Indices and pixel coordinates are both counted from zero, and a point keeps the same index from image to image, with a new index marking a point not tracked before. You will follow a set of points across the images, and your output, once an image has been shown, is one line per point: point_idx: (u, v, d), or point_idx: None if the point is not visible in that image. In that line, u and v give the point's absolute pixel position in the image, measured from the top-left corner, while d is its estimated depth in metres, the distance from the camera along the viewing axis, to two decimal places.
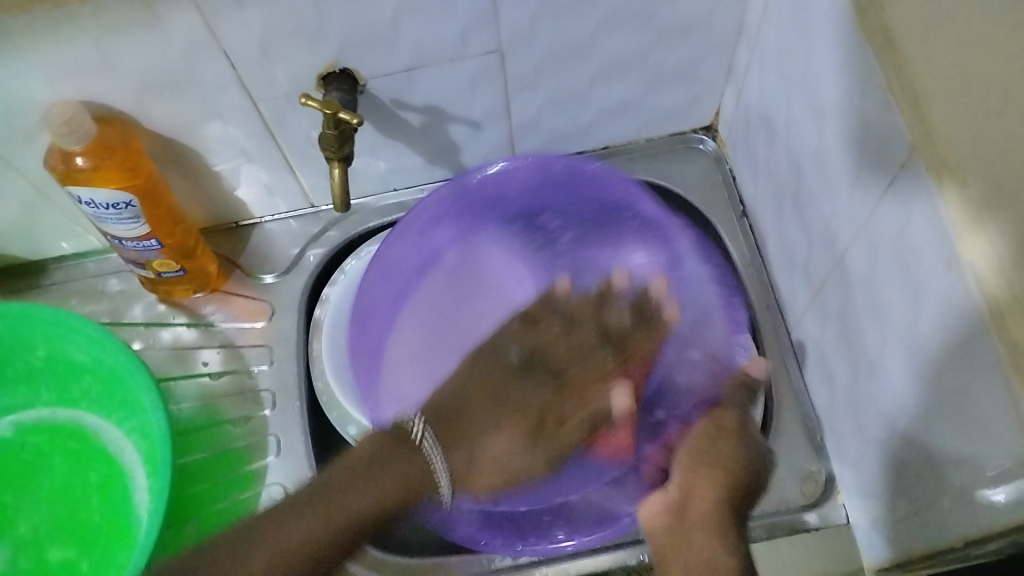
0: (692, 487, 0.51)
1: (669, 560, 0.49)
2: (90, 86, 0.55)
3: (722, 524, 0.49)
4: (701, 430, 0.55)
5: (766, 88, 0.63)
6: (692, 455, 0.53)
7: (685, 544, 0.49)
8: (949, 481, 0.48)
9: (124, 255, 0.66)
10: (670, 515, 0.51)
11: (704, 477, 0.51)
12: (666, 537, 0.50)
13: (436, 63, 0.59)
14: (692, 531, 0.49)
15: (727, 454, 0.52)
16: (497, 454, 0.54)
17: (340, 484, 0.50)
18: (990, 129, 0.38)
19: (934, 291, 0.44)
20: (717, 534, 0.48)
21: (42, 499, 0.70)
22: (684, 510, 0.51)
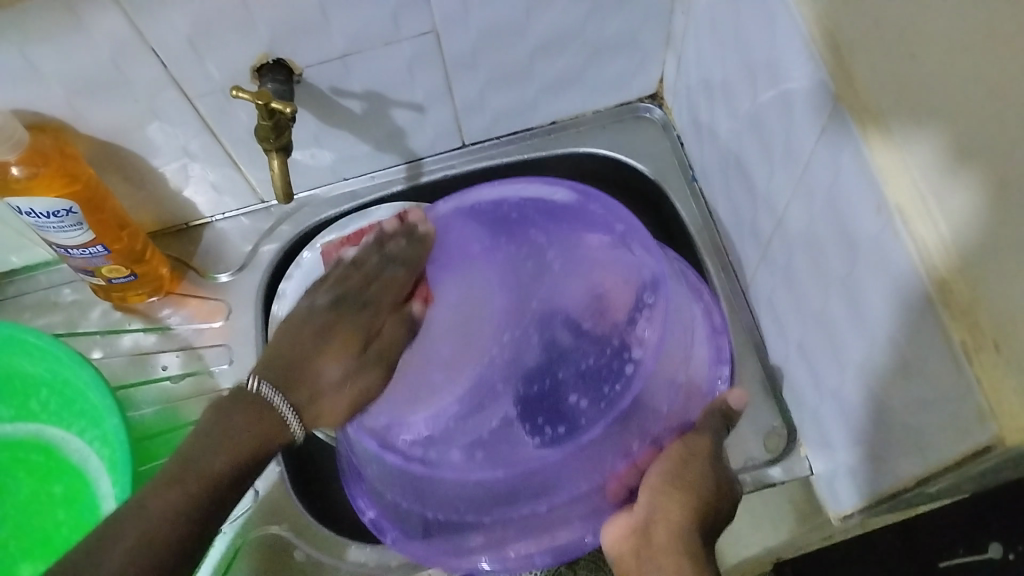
0: (658, 515, 0.54)
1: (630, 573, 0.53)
2: (19, 94, 0.54)
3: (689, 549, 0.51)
4: (673, 450, 0.58)
5: (702, 51, 0.63)
6: (659, 480, 0.56)
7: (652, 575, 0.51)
8: (897, 424, 0.49)
9: (73, 264, 0.66)
10: (634, 538, 0.55)
11: (674, 500, 0.54)
12: (631, 556, 0.54)
13: (371, 48, 0.59)
14: (658, 554, 0.52)
15: (695, 473, 0.56)
16: (305, 403, 0.60)
17: (203, 442, 0.52)
18: (904, 71, 0.39)
19: (868, 237, 0.45)
20: (679, 554, 0.51)
21: (9, 517, 0.70)
22: (648, 529, 0.54)
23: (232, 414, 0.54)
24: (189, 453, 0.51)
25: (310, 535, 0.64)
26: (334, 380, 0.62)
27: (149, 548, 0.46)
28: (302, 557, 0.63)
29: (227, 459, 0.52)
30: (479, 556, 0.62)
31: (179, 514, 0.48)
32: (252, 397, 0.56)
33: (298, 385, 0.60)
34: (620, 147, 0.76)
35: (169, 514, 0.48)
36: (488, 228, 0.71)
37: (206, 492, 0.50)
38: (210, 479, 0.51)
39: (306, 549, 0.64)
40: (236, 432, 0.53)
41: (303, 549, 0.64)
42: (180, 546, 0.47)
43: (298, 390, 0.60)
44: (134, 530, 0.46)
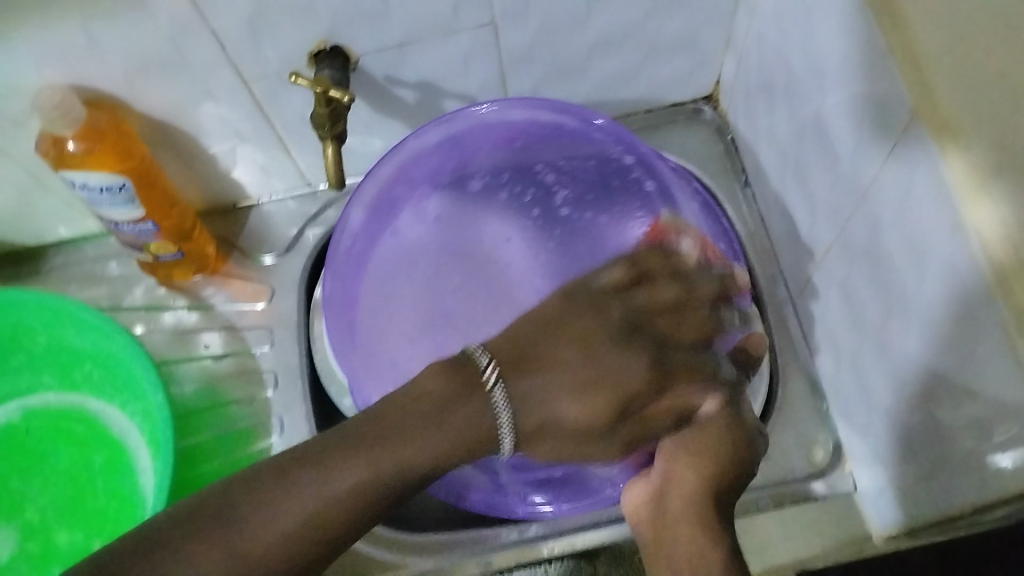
0: (676, 485, 0.49)
1: (650, 542, 0.50)
2: (79, 69, 0.54)
3: (709, 528, 0.47)
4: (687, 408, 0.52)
5: (765, 55, 0.61)
6: (678, 440, 0.51)
7: (670, 537, 0.48)
8: (955, 447, 0.47)
9: (121, 238, 0.66)
10: (651, 510, 0.51)
11: (688, 468, 0.49)
12: (650, 527, 0.50)
13: (429, 38, 0.58)
14: (676, 528, 0.48)
15: (709, 442, 0.50)
16: (423, 421, 0.44)
17: (332, 451, 0.42)
18: (987, 85, 0.37)
19: (938, 255, 0.43)
20: (695, 528, 0.47)
21: (47, 485, 0.70)
22: (665, 494, 0.50)
23: (396, 427, 0.44)
24: (325, 461, 0.42)
25: None
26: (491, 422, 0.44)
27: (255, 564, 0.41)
28: None
29: (348, 490, 0.42)
30: (510, 554, 0.63)
31: (334, 525, 0.42)
32: (371, 427, 0.43)
33: (421, 397, 0.44)
34: (672, 145, 0.74)
35: (324, 507, 0.41)
36: (449, 179, 0.70)
37: (313, 531, 0.41)
38: (320, 518, 0.41)
39: None
40: (388, 462, 0.43)
41: None
42: (315, 554, 0.42)
43: (411, 426, 0.44)
44: (251, 538, 0.40)
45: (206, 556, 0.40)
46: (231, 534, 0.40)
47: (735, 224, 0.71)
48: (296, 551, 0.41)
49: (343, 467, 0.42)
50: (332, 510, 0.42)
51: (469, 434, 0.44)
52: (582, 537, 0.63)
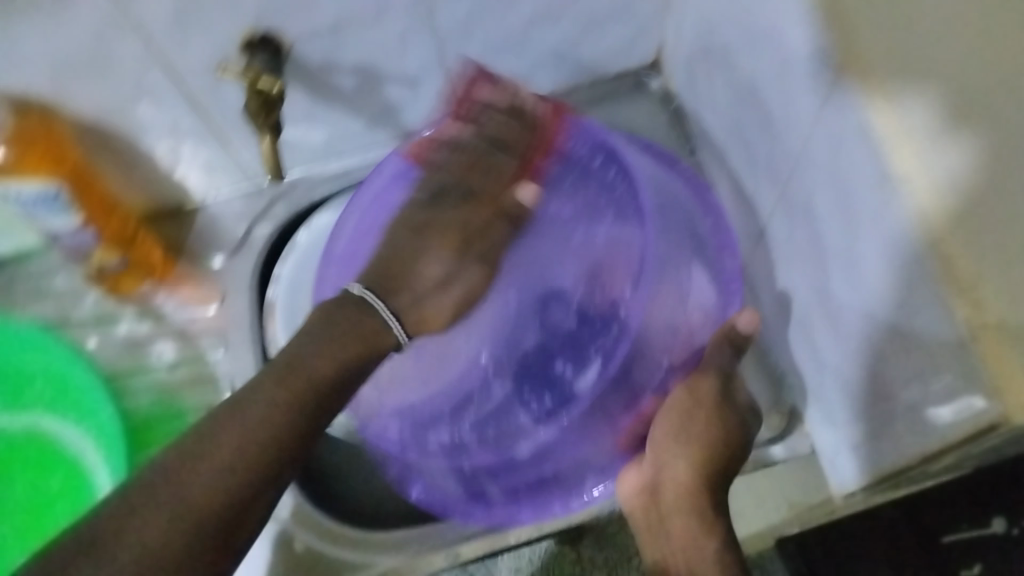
0: (671, 476, 0.52)
1: (647, 530, 0.53)
2: (2, 74, 0.53)
3: (711, 522, 0.50)
4: (676, 402, 0.55)
5: (702, 20, 0.62)
6: (671, 441, 0.54)
7: (665, 525, 0.51)
8: (898, 400, 0.48)
9: (64, 247, 0.65)
10: (645, 497, 0.53)
11: (682, 460, 0.52)
12: (645, 519, 0.53)
13: (361, 23, 0.58)
14: (673, 517, 0.51)
15: (705, 432, 0.53)
16: (269, 411, 0.45)
17: (223, 417, 0.45)
18: (905, 27, 0.38)
19: (867, 207, 0.44)
20: (691, 518, 0.50)
21: (6, 511, 0.68)
22: (658, 482, 0.53)
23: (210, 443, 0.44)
24: (238, 410, 0.45)
25: (309, 524, 0.63)
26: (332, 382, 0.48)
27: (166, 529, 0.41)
28: (300, 547, 0.63)
29: (269, 418, 0.45)
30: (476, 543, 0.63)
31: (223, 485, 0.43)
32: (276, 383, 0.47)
33: (260, 388, 0.46)
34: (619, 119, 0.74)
35: (208, 493, 0.42)
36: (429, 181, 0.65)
37: (258, 468, 0.44)
38: (259, 451, 0.44)
39: (305, 538, 0.63)
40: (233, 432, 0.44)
41: (302, 538, 0.63)
42: (208, 551, 0.42)
43: (256, 406, 0.45)
44: (152, 528, 0.41)
45: (186, 472, 0.43)
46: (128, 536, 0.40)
47: None
48: (239, 493, 0.43)
49: (205, 467, 0.43)
50: (261, 452, 0.44)
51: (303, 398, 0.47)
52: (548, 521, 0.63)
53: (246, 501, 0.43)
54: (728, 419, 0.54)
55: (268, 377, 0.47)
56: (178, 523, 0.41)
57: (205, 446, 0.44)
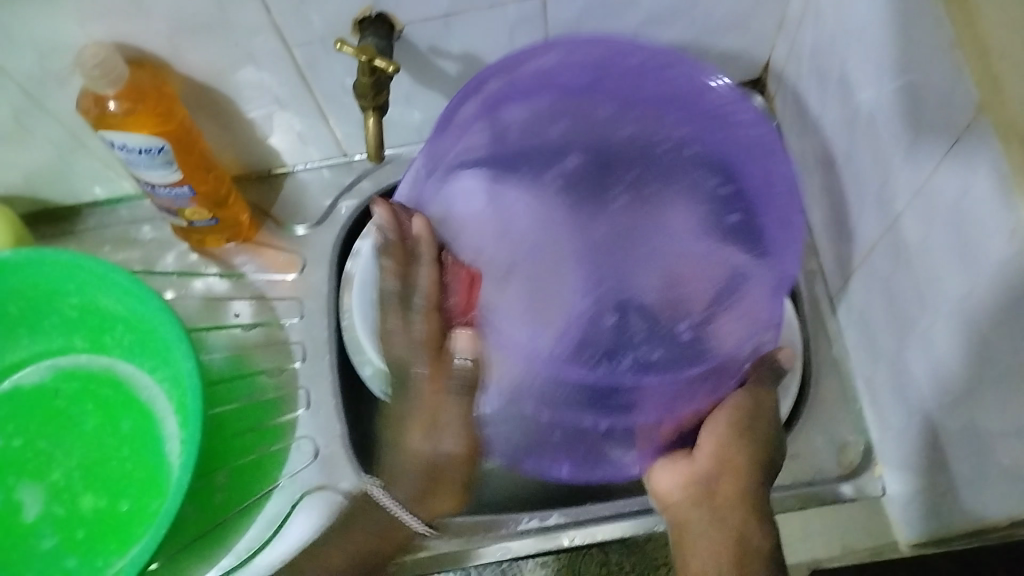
0: (724, 467, 0.55)
1: (687, 523, 0.54)
2: (122, 28, 0.53)
3: (753, 502, 0.53)
4: (734, 405, 0.57)
5: (820, 40, 0.60)
6: (726, 430, 0.56)
7: (714, 514, 0.53)
8: (994, 456, 0.46)
9: (157, 203, 0.66)
10: (692, 488, 0.55)
11: (736, 462, 0.54)
12: (690, 508, 0.54)
13: (475, 9, 0.57)
14: (724, 508, 0.53)
15: (758, 436, 0.56)
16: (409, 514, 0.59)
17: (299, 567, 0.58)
18: None
19: (992, 257, 0.42)
20: (745, 511, 0.52)
21: (75, 447, 0.70)
22: (711, 482, 0.55)
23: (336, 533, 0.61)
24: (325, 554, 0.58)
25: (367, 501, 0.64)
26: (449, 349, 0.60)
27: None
28: None
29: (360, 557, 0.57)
30: (529, 541, 0.62)
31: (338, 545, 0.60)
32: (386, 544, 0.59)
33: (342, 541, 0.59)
34: None
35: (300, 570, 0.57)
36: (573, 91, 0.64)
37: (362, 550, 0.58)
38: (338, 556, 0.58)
39: None
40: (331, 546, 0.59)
41: None
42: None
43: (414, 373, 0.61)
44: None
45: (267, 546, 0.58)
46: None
47: None
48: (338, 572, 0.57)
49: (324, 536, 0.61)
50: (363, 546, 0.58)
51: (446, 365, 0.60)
52: (603, 530, 0.62)
53: None
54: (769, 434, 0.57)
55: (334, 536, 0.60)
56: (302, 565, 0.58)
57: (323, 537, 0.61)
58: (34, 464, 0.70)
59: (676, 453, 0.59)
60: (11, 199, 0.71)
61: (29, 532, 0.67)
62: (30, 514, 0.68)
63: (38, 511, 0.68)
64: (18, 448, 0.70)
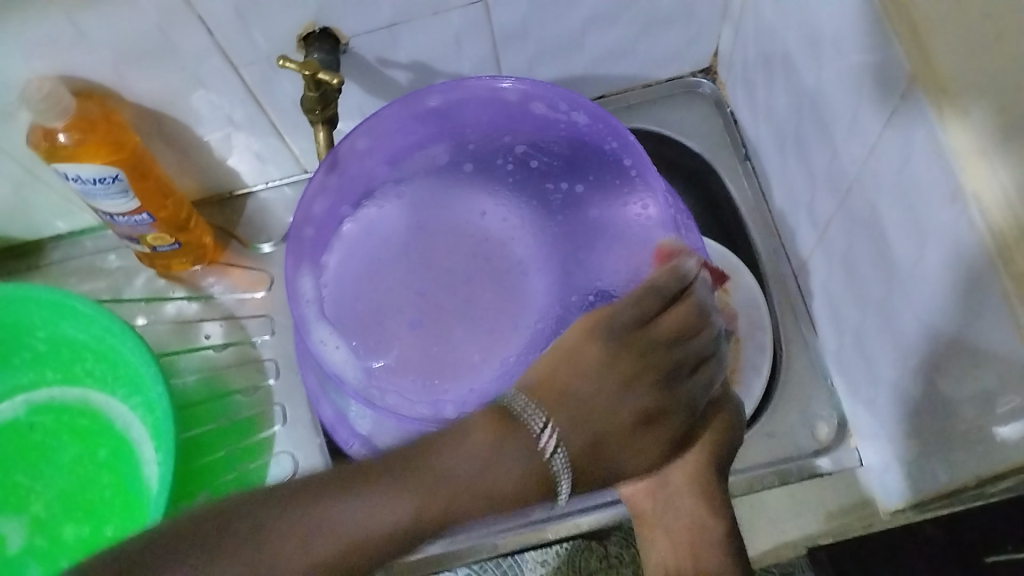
0: (679, 460, 0.54)
1: (651, 519, 0.57)
2: (67, 60, 0.53)
3: (710, 495, 0.53)
4: None
5: (762, 24, 0.61)
6: None
7: (675, 510, 0.55)
8: (958, 419, 0.47)
9: (118, 231, 0.66)
10: (649, 483, 0.56)
11: None
12: (651, 507, 0.56)
13: (419, 18, 0.58)
14: (678, 499, 0.55)
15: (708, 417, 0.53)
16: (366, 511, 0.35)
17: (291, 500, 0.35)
18: (977, 47, 0.37)
19: (938, 225, 0.42)
20: (701, 505, 0.53)
21: (53, 478, 0.70)
22: (666, 478, 0.54)
23: (478, 450, 0.38)
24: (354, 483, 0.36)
25: None
26: (628, 416, 0.40)
27: (314, 569, 0.34)
28: None
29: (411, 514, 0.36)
30: (515, 540, 0.63)
31: (458, 474, 0.37)
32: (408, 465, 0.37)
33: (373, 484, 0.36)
34: (670, 122, 0.74)
35: (351, 541, 0.35)
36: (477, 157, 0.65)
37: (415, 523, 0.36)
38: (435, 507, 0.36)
39: None
40: (446, 482, 0.37)
41: None
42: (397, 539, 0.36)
43: (579, 387, 0.40)
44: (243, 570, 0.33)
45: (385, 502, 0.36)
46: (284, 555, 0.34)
47: (734, 198, 0.71)
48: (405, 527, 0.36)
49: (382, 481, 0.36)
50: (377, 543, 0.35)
51: (667, 425, 0.41)
52: (587, 519, 0.63)
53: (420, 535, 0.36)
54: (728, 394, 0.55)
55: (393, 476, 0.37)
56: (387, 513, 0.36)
57: (430, 439, 0.39)
58: (13, 497, 0.70)
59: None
60: None
61: (12, 565, 0.67)
62: (14, 547, 0.68)
63: (21, 544, 0.68)
64: None
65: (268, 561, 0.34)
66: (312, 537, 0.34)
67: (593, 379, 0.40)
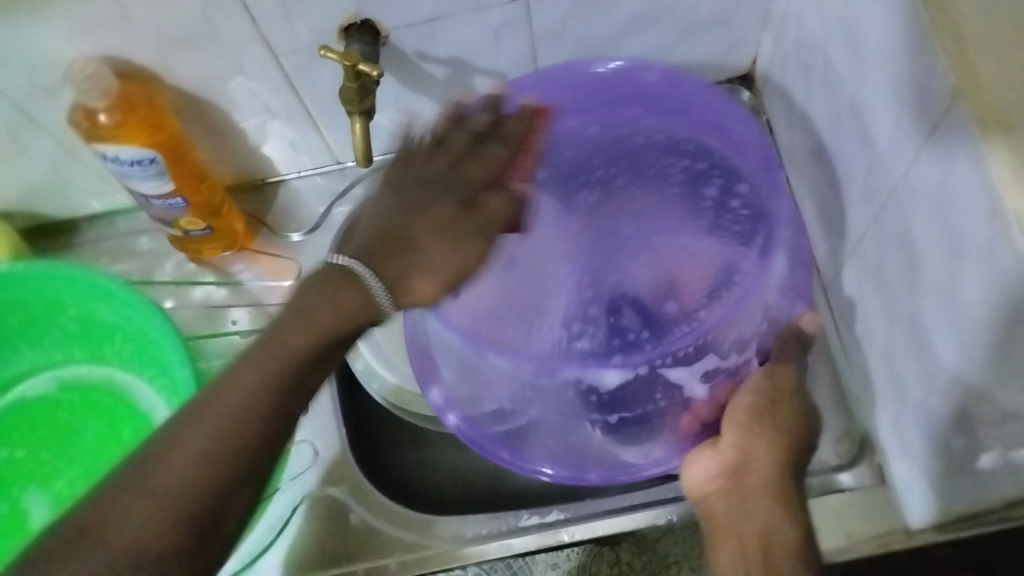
0: (750, 456, 0.52)
1: (717, 517, 0.52)
2: (110, 42, 0.54)
3: (783, 496, 0.50)
4: (756, 390, 0.54)
5: (803, 33, 0.60)
6: (745, 420, 0.53)
7: (744, 508, 0.51)
8: (988, 438, 0.46)
9: (151, 213, 0.67)
10: (726, 482, 0.53)
11: (764, 445, 0.52)
12: (722, 502, 0.52)
13: (459, 14, 0.58)
14: (752, 501, 0.50)
15: (788, 422, 0.53)
16: (252, 388, 0.42)
17: (194, 408, 0.41)
18: None
19: (975, 243, 0.42)
20: (773, 508, 0.49)
21: (77, 457, 0.71)
22: (743, 476, 0.52)
23: (324, 288, 0.46)
24: (222, 433, 0.41)
25: (368, 501, 0.64)
26: (498, 215, 0.53)
27: (168, 509, 0.38)
28: (357, 520, 0.64)
29: (213, 437, 0.40)
30: (531, 538, 0.62)
31: (187, 483, 0.39)
32: (381, 252, 0.48)
33: (171, 453, 0.40)
34: None
35: (183, 484, 0.39)
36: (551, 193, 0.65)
37: (225, 445, 0.41)
38: (235, 430, 0.41)
39: (361, 513, 0.64)
40: (299, 317, 0.45)
41: (359, 513, 0.64)
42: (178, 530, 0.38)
43: (425, 247, 0.49)
44: (174, 472, 0.39)
45: (170, 461, 0.39)
46: (110, 526, 0.37)
47: None
48: (210, 467, 0.40)
49: (235, 382, 0.42)
50: (218, 458, 0.40)
51: (485, 218, 0.52)
52: (604, 524, 0.62)
53: (247, 462, 0.41)
54: (798, 410, 0.53)
55: (272, 335, 0.45)
56: (161, 527, 0.38)
57: (279, 327, 0.45)
58: (39, 473, 0.70)
59: (706, 442, 0.56)
60: (9, 214, 0.72)
61: (34, 541, 0.68)
62: (37, 522, 0.68)
63: (45, 520, 0.68)
64: (22, 461, 0.71)
65: (149, 483, 0.39)
66: (233, 415, 0.41)
67: (448, 245, 0.50)
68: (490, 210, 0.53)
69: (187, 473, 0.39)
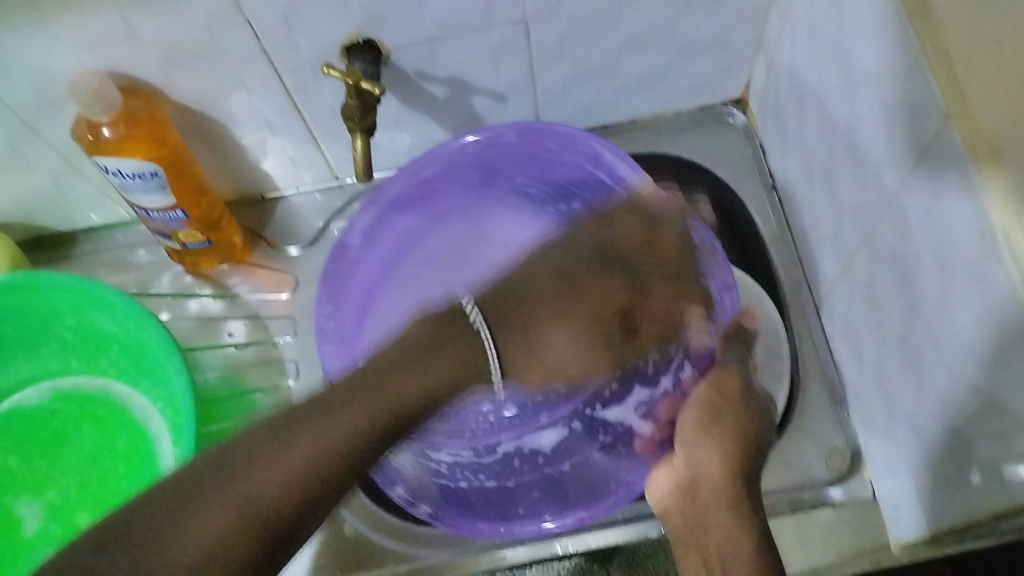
0: (702, 465, 0.53)
1: (678, 523, 0.53)
2: (115, 56, 0.55)
3: (735, 500, 0.50)
4: (705, 399, 0.57)
5: (796, 57, 0.62)
6: (694, 430, 0.56)
7: (700, 515, 0.51)
8: (977, 453, 0.47)
9: (150, 227, 0.67)
10: (681, 492, 0.54)
11: (711, 453, 0.53)
12: (680, 512, 0.53)
13: (460, 34, 0.59)
14: (706, 507, 0.51)
15: (736, 425, 0.54)
16: (307, 458, 0.42)
17: (272, 436, 0.42)
18: (1008, 87, 0.37)
19: (966, 263, 0.43)
20: (724, 510, 0.50)
21: (71, 466, 0.70)
22: (694, 483, 0.53)
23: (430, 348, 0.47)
24: (277, 451, 0.42)
25: (362, 513, 0.65)
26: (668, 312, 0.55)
27: (246, 521, 0.40)
28: (350, 531, 0.64)
29: (287, 481, 0.41)
30: (523, 550, 0.62)
31: (278, 502, 0.41)
32: (507, 324, 0.49)
33: (286, 435, 0.42)
34: (700, 150, 0.75)
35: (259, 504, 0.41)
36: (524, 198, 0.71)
37: (329, 482, 0.43)
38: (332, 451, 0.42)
39: (355, 523, 0.64)
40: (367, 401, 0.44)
41: (353, 523, 0.64)
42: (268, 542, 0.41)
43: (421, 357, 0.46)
44: (223, 511, 0.40)
45: (266, 470, 0.41)
46: (198, 526, 0.39)
47: (758, 227, 0.72)
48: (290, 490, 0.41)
49: (337, 411, 0.43)
50: (300, 487, 0.42)
51: (666, 262, 0.55)
52: (596, 536, 0.62)
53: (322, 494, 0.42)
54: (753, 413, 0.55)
55: (320, 405, 0.44)
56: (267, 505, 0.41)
57: (355, 385, 0.45)
58: (31, 481, 0.70)
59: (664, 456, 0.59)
60: (7, 225, 0.72)
61: (26, 548, 0.68)
62: (30, 529, 0.68)
63: (37, 527, 0.68)
64: (14, 468, 0.71)
65: (213, 508, 0.40)
66: (304, 446, 0.42)
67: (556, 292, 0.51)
68: (675, 313, 0.56)
69: (218, 527, 0.40)
